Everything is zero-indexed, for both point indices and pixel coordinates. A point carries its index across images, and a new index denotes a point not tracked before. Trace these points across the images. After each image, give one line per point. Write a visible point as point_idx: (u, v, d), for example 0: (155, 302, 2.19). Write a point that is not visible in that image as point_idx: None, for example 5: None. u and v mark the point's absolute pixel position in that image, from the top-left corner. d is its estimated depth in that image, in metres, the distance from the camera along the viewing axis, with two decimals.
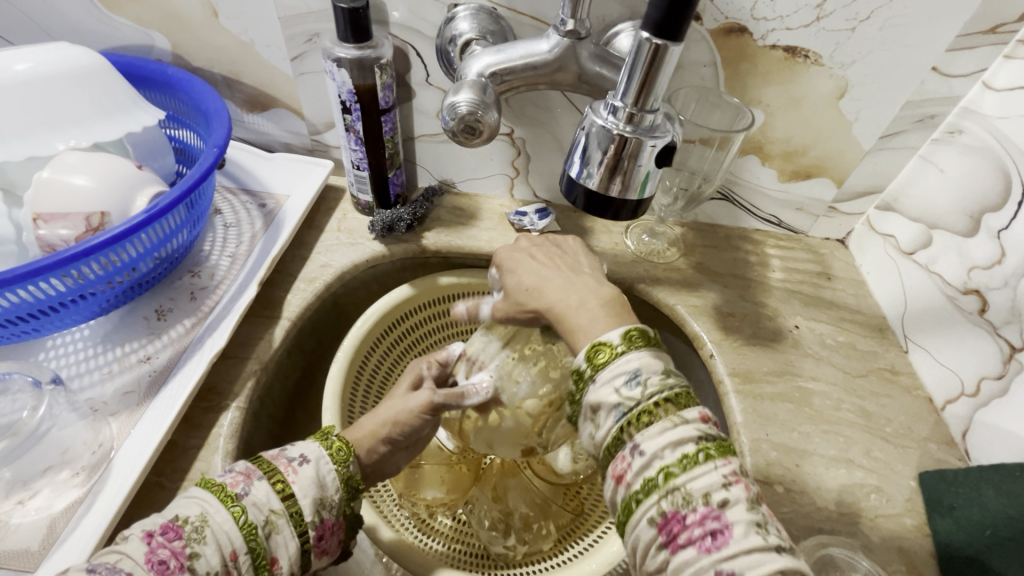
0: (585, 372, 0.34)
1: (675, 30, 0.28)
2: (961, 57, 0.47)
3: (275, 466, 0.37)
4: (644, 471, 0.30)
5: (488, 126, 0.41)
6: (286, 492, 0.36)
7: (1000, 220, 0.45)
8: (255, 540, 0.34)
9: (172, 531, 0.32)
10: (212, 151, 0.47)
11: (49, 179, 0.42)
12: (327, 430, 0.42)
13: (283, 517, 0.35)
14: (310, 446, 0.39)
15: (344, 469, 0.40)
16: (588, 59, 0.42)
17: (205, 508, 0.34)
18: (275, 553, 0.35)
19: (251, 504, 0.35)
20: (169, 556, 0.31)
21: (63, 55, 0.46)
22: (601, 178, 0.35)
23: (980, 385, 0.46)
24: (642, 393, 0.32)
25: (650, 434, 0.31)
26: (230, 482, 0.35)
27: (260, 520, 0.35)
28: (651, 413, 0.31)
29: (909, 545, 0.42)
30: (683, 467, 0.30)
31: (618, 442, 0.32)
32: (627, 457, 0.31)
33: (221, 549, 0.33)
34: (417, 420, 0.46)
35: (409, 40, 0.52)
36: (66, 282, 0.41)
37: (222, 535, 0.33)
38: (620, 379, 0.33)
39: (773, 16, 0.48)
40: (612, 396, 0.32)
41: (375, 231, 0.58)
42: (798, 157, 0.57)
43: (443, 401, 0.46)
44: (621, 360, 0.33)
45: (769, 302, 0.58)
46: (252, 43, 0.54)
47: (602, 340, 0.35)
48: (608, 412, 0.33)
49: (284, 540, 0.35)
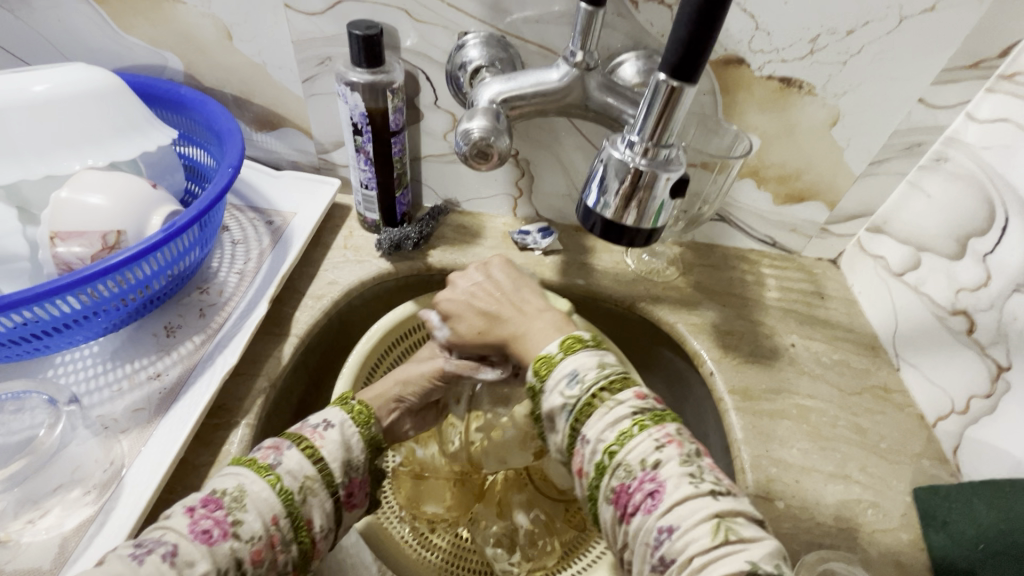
0: (536, 385, 0.39)
1: (691, 73, 0.29)
2: (945, 90, 0.50)
3: (302, 435, 0.39)
4: (594, 454, 0.34)
5: (499, 151, 0.42)
6: (316, 457, 0.38)
7: (985, 244, 0.47)
8: (292, 504, 0.35)
9: (213, 504, 0.33)
10: (227, 171, 0.47)
11: (67, 198, 0.43)
12: (345, 397, 0.44)
13: (317, 480, 0.37)
14: (332, 413, 0.42)
15: (367, 430, 0.42)
16: (596, 89, 0.44)
17: (241, 480, 0.35)
18: (311, 514, 0.37)
19: (285, 473, 0.36)
20: (212, 525, 0.32)
21: (81, 76, 0.47)
22: (617, 207, 0.36)
23: (970, 403, 0.48)
24: (580, 390, 0.36)
25: (592, 423, 0.35)
26: (261, 455, 0.37)
27: (295, 486, 0.36)
28: (591, 404, 0.35)
29: (907, 559, 0.43)
30: (622, 442, 0.33)
31: (573, 439, 0.36)
32: (580, 448, 0.35)
33: (262, 514, 0.34)
34: (429, 384, 0.48)
35: (419, 65, 0.54)
36: (81, 300, 0.41)
37: (261, 502, 0.34)
38: (561, 383, 0.37)
39: (769, 49, 0.50)
40: (559, 399, 0.37)
41: (382, 249, 0.59)
42: (793, 181, 0.60)
43: (455, 371, 0.48)
44: (560, 367, 0.38)
45: (766, 320, 0.60)
46: (265, 64, 0.56)
47: (543, 354, 0.39)
48: (558, 415, 0.37)
49: (319, 501, 0.37)
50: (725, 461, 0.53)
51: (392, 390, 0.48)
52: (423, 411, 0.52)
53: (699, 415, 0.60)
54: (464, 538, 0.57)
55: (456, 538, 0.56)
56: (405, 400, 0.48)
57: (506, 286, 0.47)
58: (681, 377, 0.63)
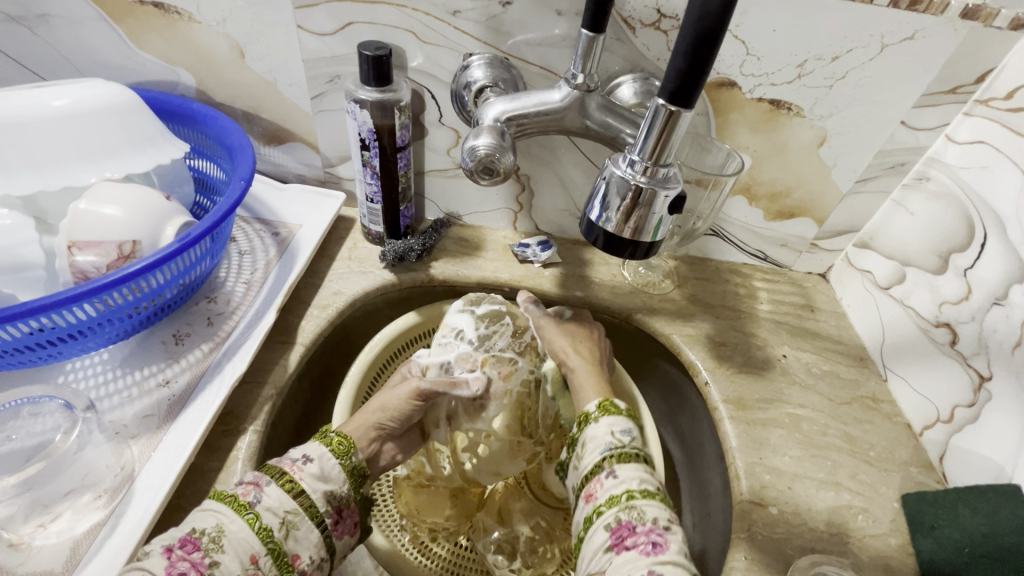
0: (592, 415, 0.46)
1: (688, 98, 0.31)
2: (926, 113, 0.53)
3: (281, 468, 0.40)
4: (612, 488, 0.40)
5: (504, 167, 0.44)
6: (296, 490, 0.39)
7: (966, 259, 0.50)
8: (273, 541, 0.37)
9: (190, 544, 0.34)
10: (240, 184, 0.49)
11: (84, 209, 0.44)
12: (325, 430, 0.45)
13: (299, 514, 0.38)
14: (311, 447, 0.42)
15: (347, 461, 0.43)
16: (596, 109, 0.46)
17: (220, 519, 0.36)
18: (297, 550, 0.38)
19: (264, 510, 0.37)
20: (188, 567, 0.33)
21: (99, 92, 0.49)
22: (619, 221, 0.38)
23: (954, 412, 0.50)
24: (628, 441, 0.43)
25: (627, 467, 0.41)
26: (242, 491, 0.38)
27: (276, 523, 0.37)
28: (632, 455, 0.42)
29: (896, 564, 0.44)
30: (643, 494, 0.39)
31: (598, 468, 0.42)
32: (602, 479, 0.41)
33: (241, 555, 0.35)
34: (407, 407, 0.48)
35: (425, 84, 0.56)
36: (97, 308, 0.42)
37: (239, 543, 0.35)
38: (617, 427, 0.44)
39: (758, 73, 0.53)
40: (607, 435, 0.43)
41: (386, 260, 0.61)
42: (783, 199, 0.62)
43: (431, 388, 0.49)
44: (621, 416, 0.45)
45: (758, 332, 0.62)
46: (275, 81, 0.58)
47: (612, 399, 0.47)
48: (597, 446, 0.43)
49: (304, 535, 0.38)
50: (720, 469, 0.55)
51: (372, 417, 0.47)
52: (407, 434, 0.50)
53: (693, 425, 0.62)
54: (464, 545, 0.57)
55: (456, 546, 0.57)
56: (386, 427, 0.47)
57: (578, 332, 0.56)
58: (676, 389, 0.65)
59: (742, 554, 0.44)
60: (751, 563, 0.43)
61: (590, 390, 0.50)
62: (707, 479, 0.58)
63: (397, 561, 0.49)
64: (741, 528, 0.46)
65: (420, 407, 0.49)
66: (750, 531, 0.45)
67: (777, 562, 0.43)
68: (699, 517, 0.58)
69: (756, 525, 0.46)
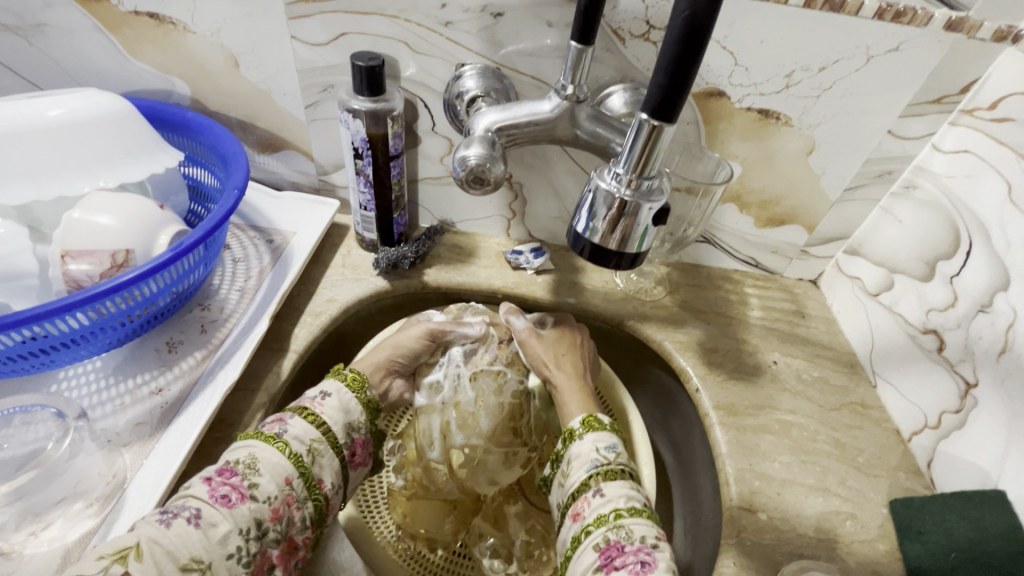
0: (577, 431, 0.46)
1: (671, 112, 0.32)
2: (912, 122, 0.54)
3: (303, 406, 0.45)
4: (600, 507, 0.40)
5: (495, 177, 0.44)
6: (318, 423, 0.44)
7: (952, 267, 0.50)
8: (303, 466, 0.41)
9: (227, 471, 0.38)
10: (233, 193, 0.49)
11: (78, 218, 0.44)
12: (337, 368, 0.51)
13: (322, 443, 0.43)
14: (328, 384, 0.48)
15: (361, 394, 0.49)
16: (586, 119, 0.47)
17: (250, 450, 0.40)
18: (320, 474, 0.43)
19: (292, 439, 0.42)
20: (229, 489, 0.37)
21: (94, 102, 0.49)
22: (604, 231, 0.39)
23: (941, 418, 0.50)
24: (613, 458, 0.43)
25: (613, 484, 0.41)
26: (268, 428, 0.42)
27: (303, 449, 0.42)
28: (618, 472, 0.42)
29: (883, 569, 0.45)
30: (631, 513, 0.39)
31: (585, 487, 0.42)
32: (589, 498, 0.41)
33: (276, 477, 0.39)
34: (417, 344, 0.54)
35: (418, 93, 0.56)
36: (90, 316, 0.43)
37: (272, 467, 0.39)
38: (602, 444, 0.44)
39: (747, 83, 0.54)
40: (591, 452, 0.44)
41: (380, 267, 0.61)
42: (773, 206, 0.63)
43: (439, 327, 0.55)
44: (605, 432, 0.46)
45: (749, 339, 0.62)
46: (270, 91, 0.58)
47: (594, 415, 0.48)
48: (582, 463, 0.44)
49: (326, 461, 0.43)
50: (711, 475, 0.55)
51: (384, 355, 0.53)
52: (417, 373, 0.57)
53: (685, 431, 0.62)
54: (457, 552, 0.58)
55: (451, 553, 0.57)
56: (396, 361, 0.54)
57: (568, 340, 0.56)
58: (669, 395, 0.65)
59: (731, 560, 0.44)
60: (740, 569, 0.44)
61: (574, 404, 0.51)
62: (698, 486, 0.58)
63: None
64: (730, 534, 0.46)
65: (430, 347, 0.55)
66: (739, 537, 0.46)
67: (766, 568, 0.44)
68: (690, 524, 0.58)
69: (745, 531, 0.46)
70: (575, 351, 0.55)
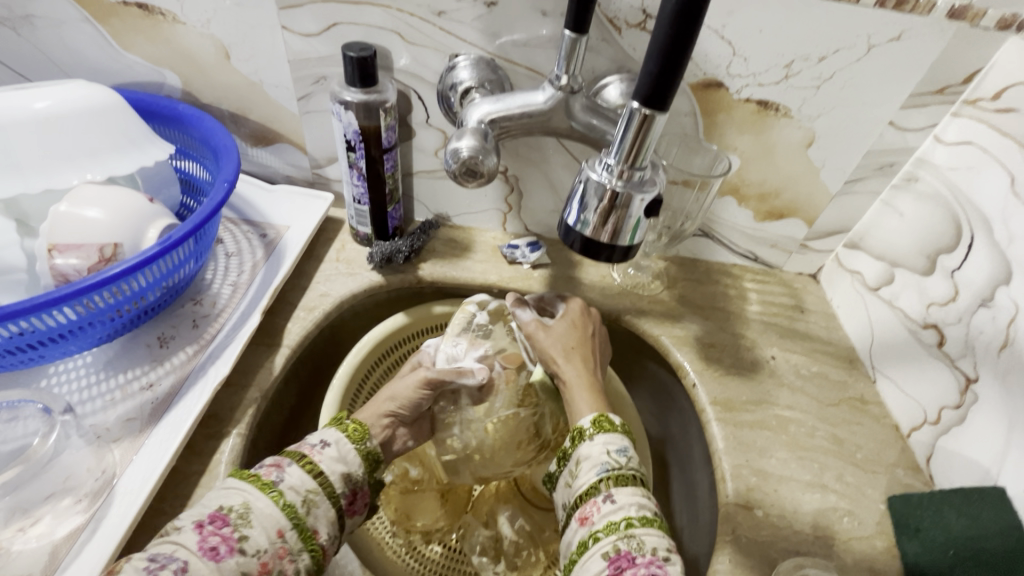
0: (587, 432, 0.44)
1: (662, 101, 0.31)
2: (914, 113, 0.53)
3: (301, 452, 0.41)
4: (610, 514, 0.39)
5: (487, 169, 0.44)
6: (316, 471, 0.40)
7: (953, 260, 0.50)
8: (297, 517, 0.37)
9: (219, 520, 0.35)
10: (222, 187, 0.49)
11: (65, 212, 0.44)
12: (338, 416, 0.46)
13: (319, 493, 0.39)
14: (329, 433, 0.43)
15: (361, 446, 0.44)
16: (581, 110, 0.46)
17: (245, 497, 0.36)
18: (317, 525, 0.38)
19: (287, 488, 0.38)
20: (219, 542, 0.34)
21: (82, 94, 0.49)
22: (596, 224, 0.38)
23: (941, 414, 0.50)
24: (625, 463, 0.42)
25: (624, 492, 0.40)
26: (265, 472, 0.38)
27: (298, 500, 0.38)
28: (629, 478, 0.41)
29: (881, 566, 0.44)
30: (643, 522, 0.38)
31: (594, 491, 0.41)
32: (598, 503, 0.40)
33: (268, 529, 0.36)
34: (417, 395, 0.49)
35: (411, 85, 0.56)
36: (78, 311, 0.42)
37: (265, 518, 0.36)
38: (613, 447, 0.43)
39: (746, 73, 0.53)
40: (602, 456, 0.42)
41: (374, 262, 0.61)
42: (772, 200, 0.62)
43: (438, 375, 0.49)
44: (616, 434, 0.44)
45: (747, 334, 0.62)
46: (261, 82, 0.57)
47: (606, 415, 0.46)
48: (593, 466, 0.42)
49: (322, 512, 0.39)
50: (707, 471, 0.55)
51: (383, 406, 0.48)
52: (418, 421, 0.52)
53: (682, 426, 0.61)
54: (454, 547, 0.57)
55: (448, 549, 0.56)
56: (397, 413, 0.48)
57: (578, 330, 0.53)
58: (665, 390, 0.64)
59: (726, 557, 0.44)
60: (735, 565, 0.43)
61: (583, 402, 0.47)
62: (695, 481, 0.57)
63: None
64: (726, 530, 0.46)
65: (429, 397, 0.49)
66: (734, 534, 0.45)
67: (761, 565, 0.43)
68: (687, 521, 0.57)
69: (741, 528, 0.46)
70: (585, 343, 0.52)
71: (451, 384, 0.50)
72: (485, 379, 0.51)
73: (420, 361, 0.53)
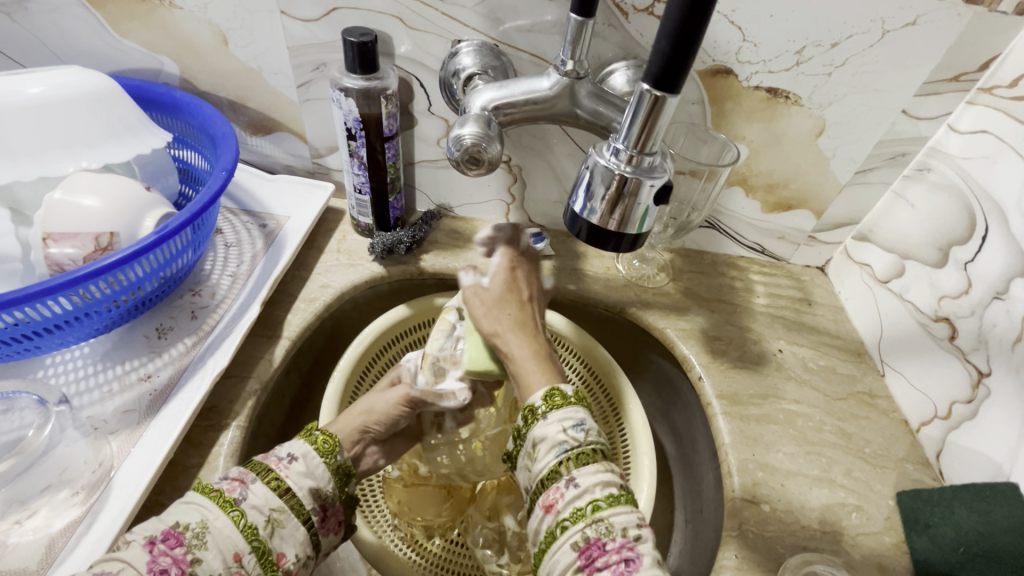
0: (539, 409, 0.38)
1: (674, 83, 0.30)
2: (928, 101, 0.52)
3: (268, 465, 0.39)
4: (575, 500, 0.34)
5: (491, 157, 0.43)
6: (282, 488, 0.38)
7: (967, 252, 0.48)
8: (258, 539, 0.36)
9: (172, 539, 0.33)
10: (220, 175, 0.48)
11: (59, 200, 0.43)
12: (310, 427, 0.44)
13: (285, 512, 0.37)
14: (297, 444, 0.41)
15: (331, 459, 0.42)
16: (586, 97, 0.45)
17: (204, 515, 0.35)
18: (282, 547, 0.37)
19: (250, 508, 0.36)
20: (170, 564, 0.32)
21: (76, 80, 0.48)
22: (603, 212, 0.37)
23: (952, 408, 0.49)
24: (585, 438, 0.36)
25: (586, 471, 0.35)
26: (227, 488, 0.37)
27: (261, 520, 0.36)
28: (590, 454, 0.36)
29: (889, 562, 0.44)
30: (610, 502, 0.34)
31: (556, 474, 0.35)
32: (562, 488, 0.35)
33: (224, 552, 0.34)
34: (395, 412, 0.46)
35: (413, 72, 0.54)
36: (73, 301, 0.41)
37: (223, 540, 0.34)
38: (570, 421, 0.37)
39: (756, 60, 0.52)
40: (558, 434, 0.37)
41: (375, 253, 0.60)
42: (780, 190, 0.61)
43: (420, 397, 0.47)
44: (568, 407, 0.38)
45: (754, 327, 0.61)
46: (260, 69, 0.56)
47: (557, 386, 0.39)
48: (551, 448, 0.36)
49: (289, 532, 0.37)
50: (713, 466, 0.54)
51: (358, 419, 0.45)
52: (393, 439, 0.49)
53: (687, 420, 0.61)
54: (454, 540, 0.56)
55: (448, 541, 0.56)
56: (370, 430, 0.46)
57: (520, 298, 0.46)
58: (671, 382, 0.63)
59: (733, 553, 0.43)
60: (742, 561, 0.43)
61: (534, 373, 0.41)
62: (700, 476, 0.57)
63: (385, 557, 0.48)
64: (732, 526, 0.45)
65: (407, 414, 0.47)
66: (741, 529, 0.45)
67: (768, 561, 0.43)
68: (690, 515, 0.57)
69: (748, 523, 0.45)
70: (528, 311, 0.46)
71: (432, 406, 0.47)
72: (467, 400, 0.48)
73: (399, 376, 0.49)
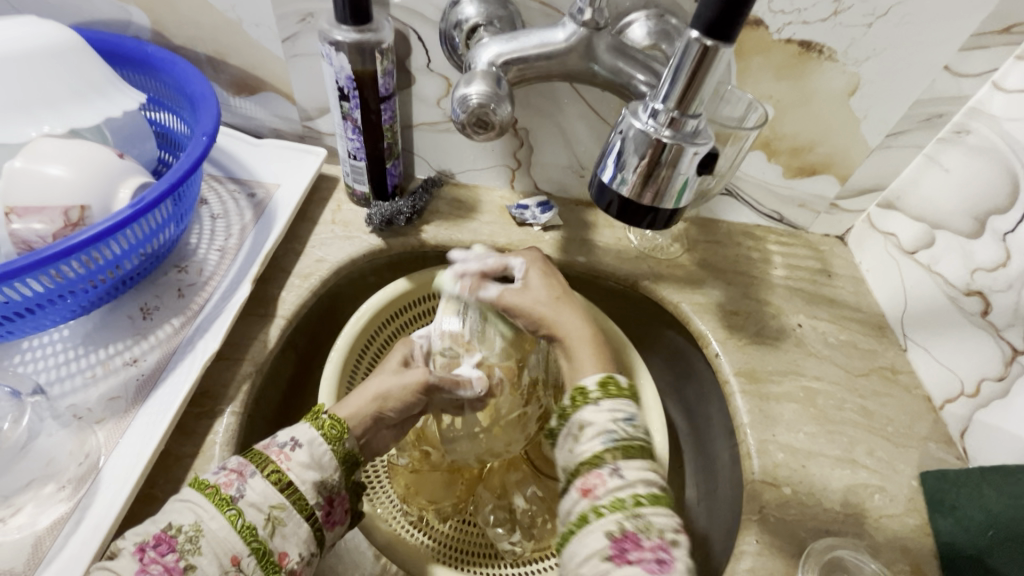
0: (590, 392, 0.38)
1: (729, 31, 0.26)
2: (973, 56, 0.47)
3: (268, 456, 0.36)
4: (617, 490, 0.33)
5: (500, 120, 0.39)
6: (283, 482, 0.36)
7: (1006, 223, 0.45)
8: (258, 540, 0.33)
9: (164, 544, 0.31)
10: (201, 140, 0.43)
11: (22, 169, 0.39)
12: (316, 409, 0.41)
13: (286, 509, 0.35)
14: (301, 430, 0.38)
15: (340, 447, 0.39)
16: (605, 50, 0.40)
17: (200, 514, 0.33)
18: (285, 547, 0.35)
19: (247, 506, 0.34)
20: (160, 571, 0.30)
21: (31, 32, 0.43)
22: (635, 184, 0.34)
23: (980, 386, 0.47)
24: (632, 432, 0.36)
25: (632, 464, 0.34)
26: (224, 482, 0.34)
27: (260, 519, 0.34)
28: (638, 448, 0.35)
29: (912, 545, 0.42)
30: (651, 501, 0.33)
31: (598, 460, 0.35)
32: (604, 475, 0.34)
33: (220, 557, 0.32)
34: (410, 398, 0.44)
35: (410, 23, 0.49)
36: (45, 282, 0.38)
37: (218, 543, 0.32)
38: (621, 414, 0.36)
39: (790, 9, 0.47)
40: (608, 422, 0.36)
41: (373, 224, 0.56)
42: (805, 154, 0.57)
43: (437, 383, 0.45)
44: (620, 399, 0.37)
45: (771, 300, 0.58)
46: (240, 21, 0.51)
47: (612, 376, 0.39)
48: (597, 434, 0.36)
49: (292, 530, 0.35)
50: (729, 444, 0.52)
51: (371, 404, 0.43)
52: (403, 423, 0.47)
53: (700, 397, 0.59)
54: (467, 520, 0.55)
55: (459, 521, 0.55)
56: (386, 415, 0.43)
57: (540, 292, 0.45)
58: (683, 357, 0.61)
59: (753, 538, 0.42)
60: (763, 546, 0.41)
61: (587, 359, 0.41)
62: (714, 454, 0.55)
63: (398, 546, 0.46)
64: (752, 510, 0.43)
65: (421, 400, 0.45)
66: (761, 513, 0.43)
67: (791, 546, 0.41)
68: (703, 493, 0.56)
69: (768, 507, 0.44)
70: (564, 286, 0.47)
71: (447, 393, 0.46)
72: (483, 390, 0.47)
73: (410, 356, 0.47)
